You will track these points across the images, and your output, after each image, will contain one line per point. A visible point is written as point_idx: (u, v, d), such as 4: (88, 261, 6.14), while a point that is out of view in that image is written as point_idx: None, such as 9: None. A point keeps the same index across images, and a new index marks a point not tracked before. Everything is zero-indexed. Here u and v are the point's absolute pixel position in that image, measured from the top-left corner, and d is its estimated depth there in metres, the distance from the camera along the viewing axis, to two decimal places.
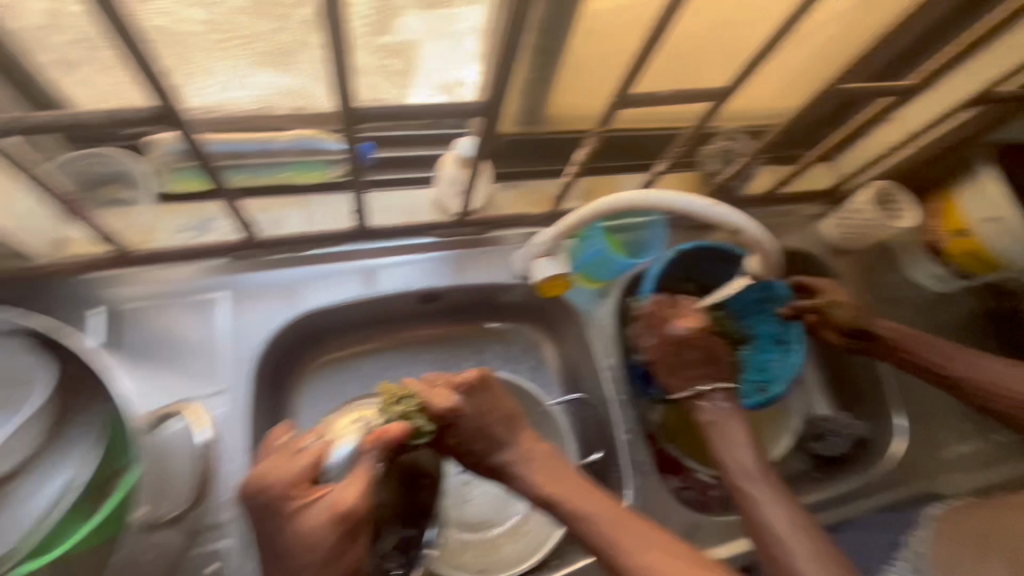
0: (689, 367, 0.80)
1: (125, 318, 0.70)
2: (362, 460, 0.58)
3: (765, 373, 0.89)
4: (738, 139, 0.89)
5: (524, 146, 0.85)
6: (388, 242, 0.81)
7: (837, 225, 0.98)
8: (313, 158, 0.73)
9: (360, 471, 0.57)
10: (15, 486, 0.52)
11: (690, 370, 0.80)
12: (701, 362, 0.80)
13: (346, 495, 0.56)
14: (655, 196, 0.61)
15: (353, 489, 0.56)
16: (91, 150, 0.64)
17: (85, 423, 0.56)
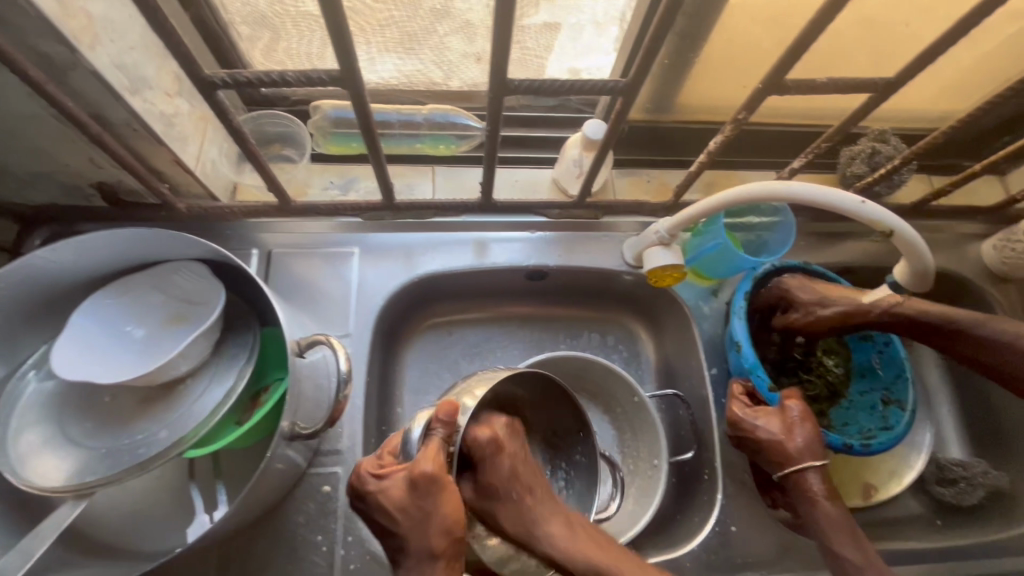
0: (814, 500, 0.68)
1: (273, 262, 0.78)
2: (429, 435, 0.56)
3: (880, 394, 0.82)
4: (888, 141, 0.81)
5: (648, 134, 0.85)
6: (505, 216, 0.84)
7: (1000, 248, 0.86)
8: (446, 132, 0.80)
9: (427, 444, 0.55)
10: (189, 386, 0.61)
11: (818, 506, 0.67)
12: (825, 493, 0.68)
13: (425, 461, 0.53)
14: (789, 187, 0.58)
15: (432, 456, 0.54)
16: (274, 112, 0.78)
17: (244, 343, 0.64)
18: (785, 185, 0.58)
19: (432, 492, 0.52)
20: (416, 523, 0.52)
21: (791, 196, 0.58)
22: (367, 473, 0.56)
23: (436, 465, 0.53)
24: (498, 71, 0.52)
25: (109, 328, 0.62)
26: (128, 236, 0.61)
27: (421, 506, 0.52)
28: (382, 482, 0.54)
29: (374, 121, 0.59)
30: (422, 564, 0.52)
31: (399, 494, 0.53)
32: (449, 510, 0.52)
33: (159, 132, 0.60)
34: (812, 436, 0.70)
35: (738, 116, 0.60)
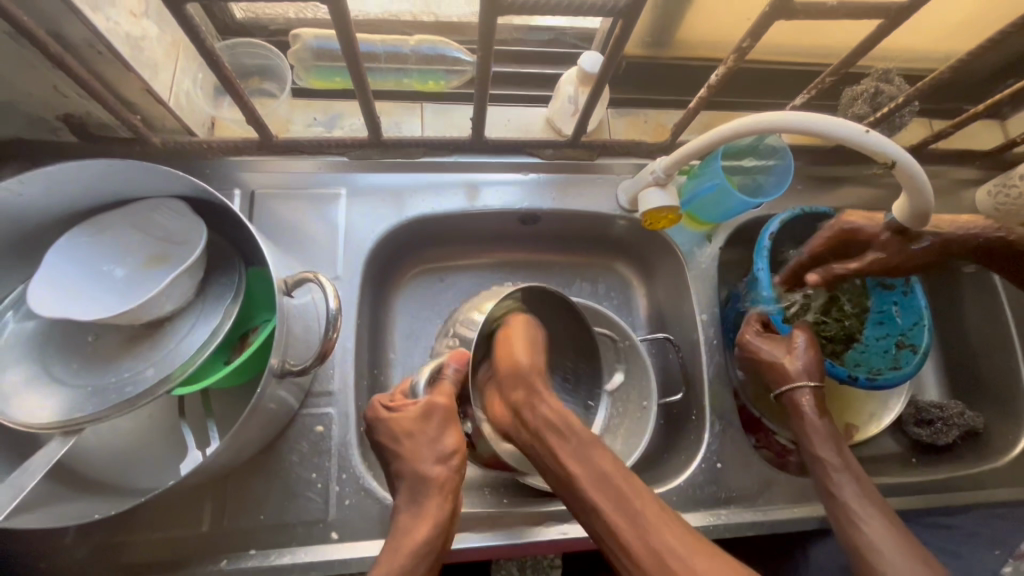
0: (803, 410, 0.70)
1: (257, 202, 0.76)
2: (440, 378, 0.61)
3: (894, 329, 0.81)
4: (892, 82, 0.78)
5: (646, 70, 0.81)
6: (497, 157, 0.82)
7: (995, 193, 0.85)
8: (435, 66, 0.76)
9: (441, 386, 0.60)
10: (174, 325, 0.59)
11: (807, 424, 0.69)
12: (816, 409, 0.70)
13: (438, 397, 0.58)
14: (787, 117, 0.56)
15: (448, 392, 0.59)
16: (251, 41, 0.73)
17: (229, 283, 0.63)
18: (783, 116, 0.56)
19: (444, 425, 0.58)
20: (414, 445, 0.57)
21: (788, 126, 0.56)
22: (379, 407, 0.59)
23: (447, 402, 0.59)
24: None
25: (87, 268, 0.60)
26: (100, 169, 0.58)
27: (418, 437, 0.57)
28: (392, 414, 0.58)
29: (358, 48, 0.55)
30: (417, 489, 0.56)
31: (409, 421, 0.57)
32: (450, 439, 0.57)
33: (125, 55, 0.56)
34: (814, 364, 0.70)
35: (741, 45, 0.57)
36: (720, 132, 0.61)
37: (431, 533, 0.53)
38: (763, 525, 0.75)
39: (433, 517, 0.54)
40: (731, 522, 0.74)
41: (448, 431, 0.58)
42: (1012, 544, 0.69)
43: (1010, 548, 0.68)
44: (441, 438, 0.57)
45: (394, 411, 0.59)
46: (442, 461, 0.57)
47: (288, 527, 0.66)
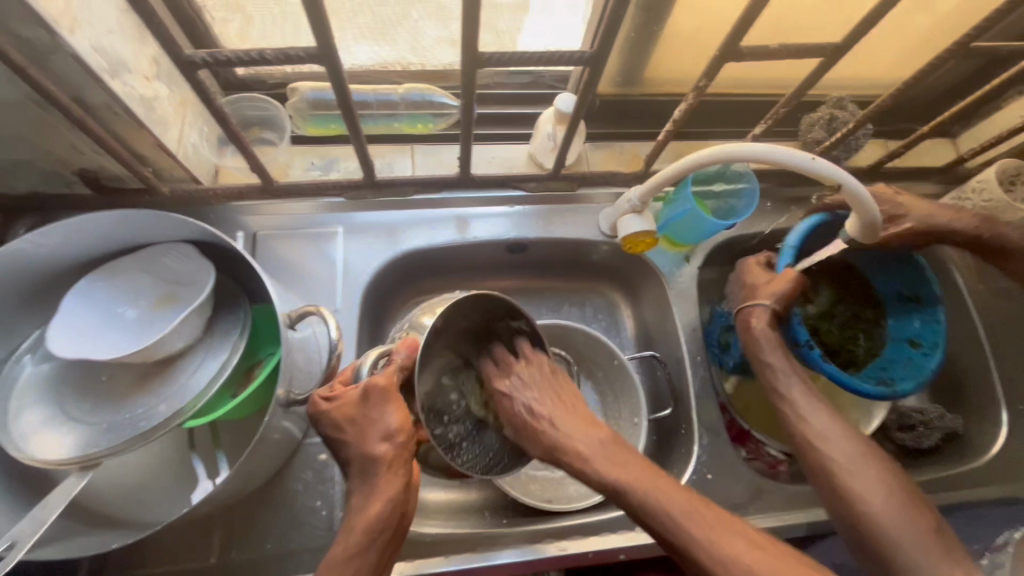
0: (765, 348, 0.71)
1: (259, 243, 0.80)
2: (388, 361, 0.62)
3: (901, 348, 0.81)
4: (846, 108, 0.85)
5: (618, 107, 0.88)
6: (484, 191, 0.87)
7: (951, 206, 0.91)
8: (423, 110, 0.82)
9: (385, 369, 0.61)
10: (184, 361, 0.63)
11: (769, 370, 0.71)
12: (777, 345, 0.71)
13: (380, 378, 0.59)
14: (743, 148, 0.62)
15: (388, 373, 0.60)
16: (252, 95, 0.78)
17: (235, 319, 0.67)
18: (739, 146, 0.62)
19: (383, 403, 0.58)
20: (361, 430, 0.57)
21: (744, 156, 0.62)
22: (318, 399, 0.59)
23: (386, 382, 0.59)
24: (470, 47, 0.54)
25: (102, 311, 0.64)
26: (116, 219, 0.63)
27: (363, 418, 0.57)
28: (331, 403, 0.58)
29: (352, 100, 0.61)
30: (367, 469, 0.56)
31: (349, 407, 0.58)
32: (394, 415, 0.58)
33: (140, 115, 0.61)
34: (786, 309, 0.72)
35: (699, 84, 0.63)
36: (684, 162, 0.67)
37: (385, 512, 0.54)
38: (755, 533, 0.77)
39: (387, 495, 0.55)
40: None
41: (392, 407, 0.58)
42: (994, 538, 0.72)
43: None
44: (380, 413, 0.58)
45: (331, 400, 0.58)
46: (394, 454, 0.57)
47: (294, 555, 0.68)
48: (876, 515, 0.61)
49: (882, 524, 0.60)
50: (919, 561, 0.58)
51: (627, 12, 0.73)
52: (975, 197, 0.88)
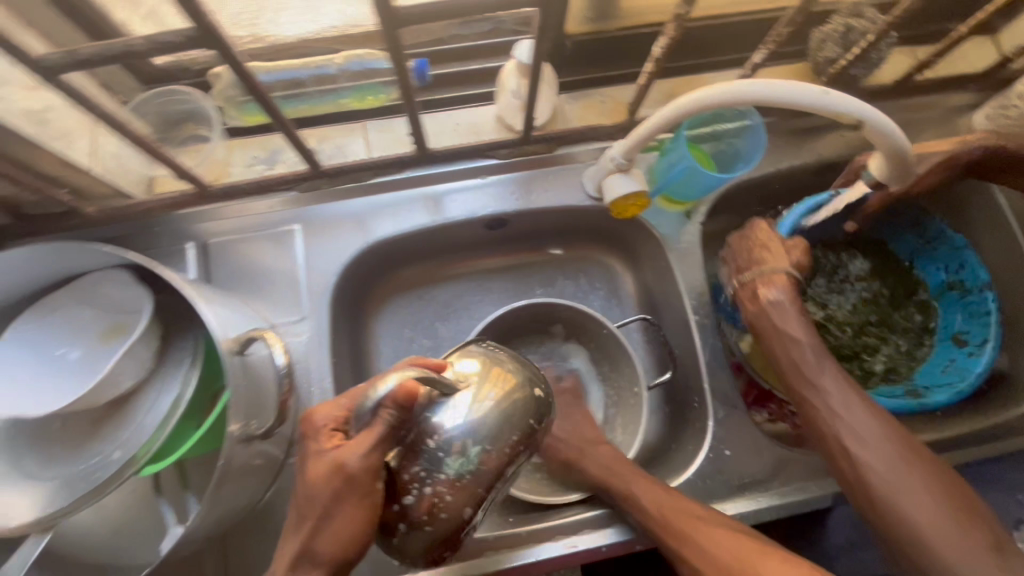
0: (750, 295, 0.68)
1: (211, 253, 0.73)
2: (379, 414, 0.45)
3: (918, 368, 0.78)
4: (864, 14, 0.72)
5: (593, 47, 0.75)
6: (452, 165, 0.77)
7: (994, 117, 0.78)
8: (368, 80, 0.71)
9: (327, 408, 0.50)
10: (137, 401, 0.58)
11: (760, 327, 0.67)
12: (757, 294, 0.67)
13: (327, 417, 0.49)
14: (736, 87, 0.52)
15: (329, 408, 0.50)
16: (171, 88, 0.69)
17: (185, 347, 0.61)
18: (731, 84, 0.52)
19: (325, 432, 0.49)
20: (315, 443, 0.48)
21: (740, 98, 0.52)
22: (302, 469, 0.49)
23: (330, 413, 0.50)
24: (383, 1, 0.43)
25: (42, 356, 0.59)
26: (31, 253, 0.56)
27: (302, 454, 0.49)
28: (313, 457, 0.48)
29: (264, 86, 0.52)
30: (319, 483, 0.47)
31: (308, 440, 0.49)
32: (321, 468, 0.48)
33: (29, 132, 0.53)
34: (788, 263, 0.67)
35: (676, 12, 0.51)
36: (665, 113, 0.57)
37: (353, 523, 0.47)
38: (780, 508, 0.71)
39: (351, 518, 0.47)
40: (747, 509, 0.71)
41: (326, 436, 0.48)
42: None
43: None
44: (318, 441, 0.49)
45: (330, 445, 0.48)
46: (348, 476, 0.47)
47: None
48: (885, 483, 0.57)
49: (885, 487, 0.57)
50: (923, 520, 0.55)
51: None
52: (1021, 104, 0.75)
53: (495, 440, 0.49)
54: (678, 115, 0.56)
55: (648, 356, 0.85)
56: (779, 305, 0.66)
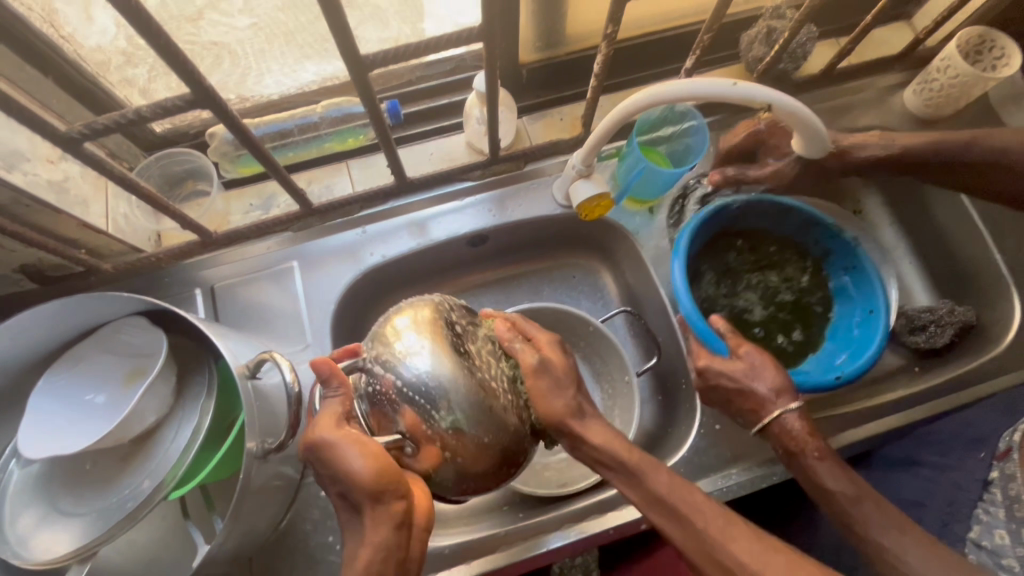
0: (804, 441, 0.65)
1: (218, 294, 0.79)
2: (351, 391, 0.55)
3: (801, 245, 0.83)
4: (784, 16, 0.80)
5: (546, 72, 0.84)
6: (430, 190, 0.84)
7: (920, 91, 0.85)
8: (348, 125, 0.80)
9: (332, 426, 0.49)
10: (161, 434, 0.63)
11: (809, 462, 0.65)
12: (810, 431, 0.66)
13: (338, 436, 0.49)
14: (666, 88, 0.58)
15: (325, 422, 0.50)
16: (171, 151, 0.76)
17: (202, 381, 0.66)
18: (659, 87, 0.58)
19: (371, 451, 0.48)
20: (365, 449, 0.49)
21: (671, 97, 0.58)
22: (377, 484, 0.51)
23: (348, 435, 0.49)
24: (349, 51, 0.51)
25: (69, 402, 0.63)
26: (58, 307, 0.62)
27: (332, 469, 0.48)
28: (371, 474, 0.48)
29: (255, 137, 0.59)
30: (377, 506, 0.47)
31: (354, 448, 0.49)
32: (360, 458, 0.47)
33: (52, 201, 0.60)
34: (785, 377, 0.67)
35: (606, 32, 0.59)
36: (609, 120, 0.64)
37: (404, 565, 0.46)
38: (774, 474, 0.74)
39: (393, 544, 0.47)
40: (743, 479, 0.74)
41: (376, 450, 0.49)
42: (996, 444, 0.67)
43: (996, 448, 0.67)
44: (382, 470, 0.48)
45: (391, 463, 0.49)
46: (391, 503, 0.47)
47: None
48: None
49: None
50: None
51: None
52: (941, 77, 0.82)
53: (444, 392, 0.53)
54: (620, 120, 0.62)
55: (636, 347, 0.90)
56: (797, 434, 0.66)
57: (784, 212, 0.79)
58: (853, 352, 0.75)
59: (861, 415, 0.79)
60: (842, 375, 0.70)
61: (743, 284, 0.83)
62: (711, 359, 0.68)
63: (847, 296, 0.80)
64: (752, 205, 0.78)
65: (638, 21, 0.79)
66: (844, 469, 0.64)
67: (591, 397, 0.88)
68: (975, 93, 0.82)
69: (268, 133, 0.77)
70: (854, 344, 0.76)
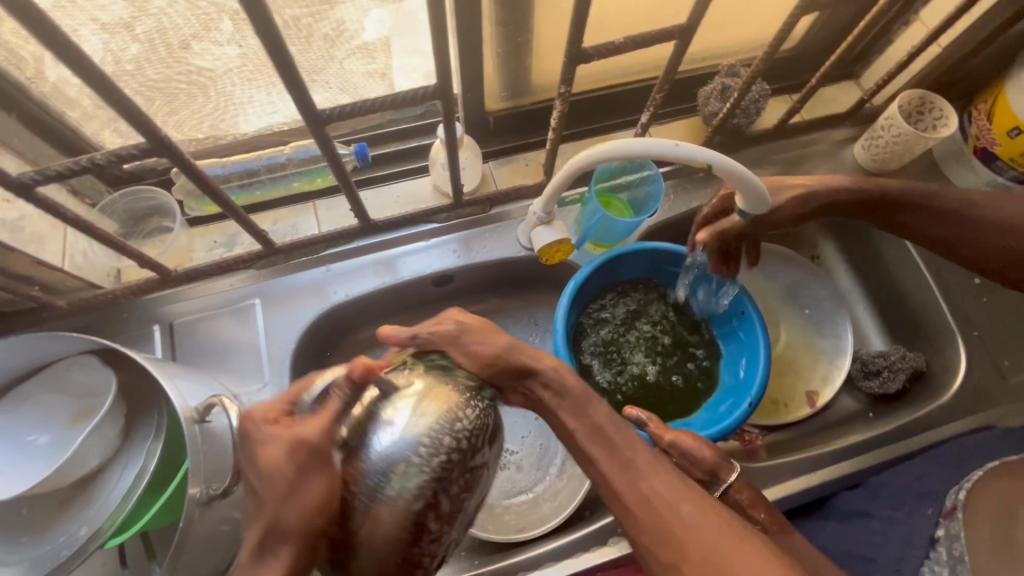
0: (748, 513, 0.64)
1: (177, 331, 0.79)
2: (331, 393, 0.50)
3: (667, 284, 0.83)
4: (738, 75, 0.84)
5: (512, 120, 0.86)
6: (397, 231, 0.85)
7: (868, 147, 0.90)
8: (316, 165, 0.81)
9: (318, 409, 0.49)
10: (103, 478, 0.61)
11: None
12: (753, 501, 0.65)
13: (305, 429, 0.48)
14: (613, 146, 0.61)
15: (314, 421, 0.48)
16: (136, 189, 0.77)
17: (151, 424, 0.65)
18: (608, 146, 0.61)
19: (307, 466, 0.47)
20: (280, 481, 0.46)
21: (617, 154, 0.61)
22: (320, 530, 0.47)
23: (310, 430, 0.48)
24: (307, 103, 0.52)
25: (10, 444, 0.62)
26: (4, 346, 0.60)
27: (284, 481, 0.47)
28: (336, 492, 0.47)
29: (216, 182, 0.60)
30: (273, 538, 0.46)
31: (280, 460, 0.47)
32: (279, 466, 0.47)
33: (5, 240, 0.60)
34: (713, 454, 0.65)
35: (559, 92, 0.62)
36: (561, 173, 0.67)
37: None
38: None
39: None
40: None
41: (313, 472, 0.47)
42: (941, 501, 0.70)
43: (941, 505, 0.70)
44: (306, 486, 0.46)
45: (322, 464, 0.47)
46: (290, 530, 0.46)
47: None
48: None
49: None
50: None
51: (486, 30, 0.71)
52: (886, 134, 0.87)
53: (434, 445, 0.46)
54: (571, 173, 0.65)
55: None
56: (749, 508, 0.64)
57: (653, 259, 0.79)
58: (749, 356, 0.76)
59: (818, 460, 0.80)
60: (752, 398, 0.72)
61: (627, 350, 0.80)
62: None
63: (718, 301, 0.80)
64: (625, 260, 0.79)
65: (599, 75, 0.82)
66: (790, 539, 0.63)
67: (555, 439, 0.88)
68: (917, 150, 0.87)
69: (235, 171, 0.78)
70: (746, 349, 0.78)
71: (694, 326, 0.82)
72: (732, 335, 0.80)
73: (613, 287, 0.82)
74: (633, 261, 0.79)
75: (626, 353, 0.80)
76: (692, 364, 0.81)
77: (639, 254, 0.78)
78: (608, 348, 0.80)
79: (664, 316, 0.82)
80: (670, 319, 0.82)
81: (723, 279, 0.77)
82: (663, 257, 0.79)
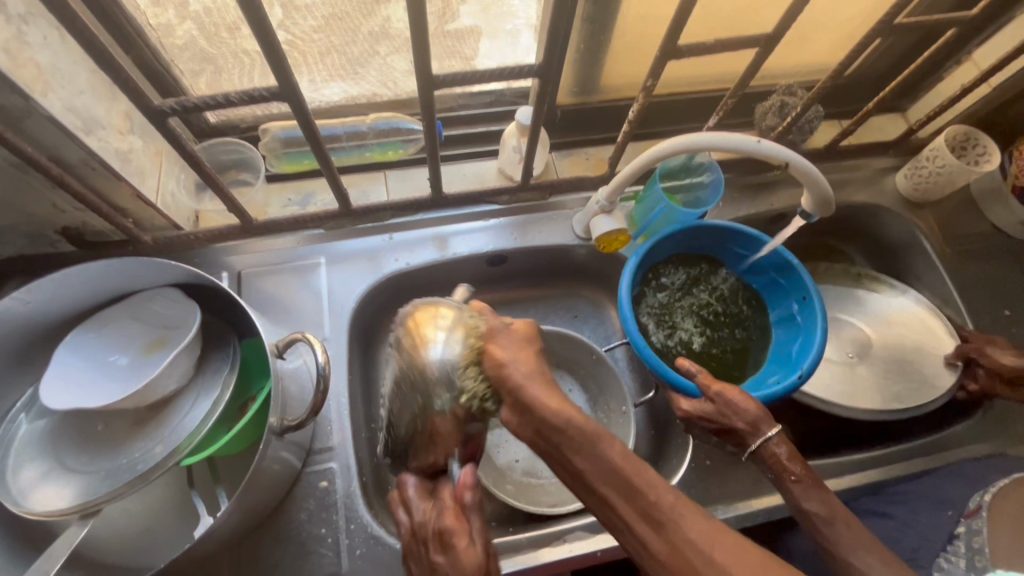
0: (783, 466, 0.66)
1: (244, 280, 0.82)
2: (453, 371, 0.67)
3: (726, 261, 0.87)
4: (795, 94, 0.89)
5: (578, 115, 0.91)
6: (458, 208, 0.89)
7: (910, 176, 0.94)
8: (392, 138, 0.86)
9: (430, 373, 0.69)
10: (177, 403, 0.64)
11: (787, 486, 0.66)
12: (790, 455, 0.67)
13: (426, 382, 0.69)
14: (695, 139, 0.65)
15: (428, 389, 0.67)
16: (224, 140, 0.81)
17: (226, 359, 0.68)
18: (692, 138, 0.65)
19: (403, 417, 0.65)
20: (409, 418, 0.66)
21: (699, 147, 0.65)
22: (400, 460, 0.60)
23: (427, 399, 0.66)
24: (424, 67, 0.57)
25: (94, 361, 0.65)
26: (100, 266, 0.64)
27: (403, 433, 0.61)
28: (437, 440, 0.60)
29: (321, 137, 0.64)
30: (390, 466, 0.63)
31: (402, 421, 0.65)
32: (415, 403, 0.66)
33: (116, 168, 0.64)
34: (757, 408, 0.68)
35: (645, 85, 0.66)
36: (634, 164, 0.71)
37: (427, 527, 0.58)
38: (758, 515, 0.77)
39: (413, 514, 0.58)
40: (727, 517, 0.77)
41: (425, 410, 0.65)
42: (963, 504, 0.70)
43: (963, 507, 0.70)
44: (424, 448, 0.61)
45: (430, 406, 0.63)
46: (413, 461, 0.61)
47: None
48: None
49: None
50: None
51: (573, 25, 0.76)
52: (930, 165, 0.91)
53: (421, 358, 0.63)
54: (646, 164, 0.69)
55: (632, 381, 0.94)
56: (784, 460, 0.67)
57: (715, 234, 0.83)
58: (804, 338, 0.79)
59: (845, 466, 0.82)
60: (803, 371, 0.73)
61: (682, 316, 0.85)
62: (690, 405, 0.71)
63: (779, 286, 0.83)
64: (686, 233, 0.83)
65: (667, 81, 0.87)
66: (823, 491, 0.65)
67: (589, 424, 0.91)
68: (958, 183, 0.91)
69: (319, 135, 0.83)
70: (802, 332, 0.80)
71: (751, 310, 0.86)
72: (787, 317, 0.83)
73: (676, 258, 0.86)
74: (696, 233, 0.83)
75: (679, 319, 0.84)
76: (740, 341, 0.84)
77: (701, 228, 0.82)
78: (664, 311, 0.84)
79: (719, 290, 0.86)
80: (726, 291, 0.86)
81: (785, 259, 0.80)
82: (723, 234, 0.82)
